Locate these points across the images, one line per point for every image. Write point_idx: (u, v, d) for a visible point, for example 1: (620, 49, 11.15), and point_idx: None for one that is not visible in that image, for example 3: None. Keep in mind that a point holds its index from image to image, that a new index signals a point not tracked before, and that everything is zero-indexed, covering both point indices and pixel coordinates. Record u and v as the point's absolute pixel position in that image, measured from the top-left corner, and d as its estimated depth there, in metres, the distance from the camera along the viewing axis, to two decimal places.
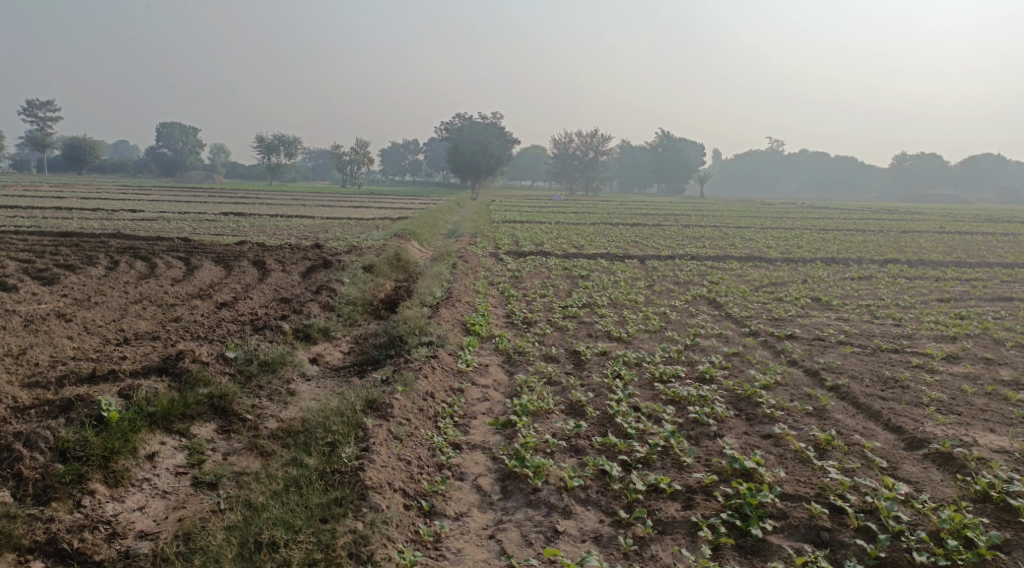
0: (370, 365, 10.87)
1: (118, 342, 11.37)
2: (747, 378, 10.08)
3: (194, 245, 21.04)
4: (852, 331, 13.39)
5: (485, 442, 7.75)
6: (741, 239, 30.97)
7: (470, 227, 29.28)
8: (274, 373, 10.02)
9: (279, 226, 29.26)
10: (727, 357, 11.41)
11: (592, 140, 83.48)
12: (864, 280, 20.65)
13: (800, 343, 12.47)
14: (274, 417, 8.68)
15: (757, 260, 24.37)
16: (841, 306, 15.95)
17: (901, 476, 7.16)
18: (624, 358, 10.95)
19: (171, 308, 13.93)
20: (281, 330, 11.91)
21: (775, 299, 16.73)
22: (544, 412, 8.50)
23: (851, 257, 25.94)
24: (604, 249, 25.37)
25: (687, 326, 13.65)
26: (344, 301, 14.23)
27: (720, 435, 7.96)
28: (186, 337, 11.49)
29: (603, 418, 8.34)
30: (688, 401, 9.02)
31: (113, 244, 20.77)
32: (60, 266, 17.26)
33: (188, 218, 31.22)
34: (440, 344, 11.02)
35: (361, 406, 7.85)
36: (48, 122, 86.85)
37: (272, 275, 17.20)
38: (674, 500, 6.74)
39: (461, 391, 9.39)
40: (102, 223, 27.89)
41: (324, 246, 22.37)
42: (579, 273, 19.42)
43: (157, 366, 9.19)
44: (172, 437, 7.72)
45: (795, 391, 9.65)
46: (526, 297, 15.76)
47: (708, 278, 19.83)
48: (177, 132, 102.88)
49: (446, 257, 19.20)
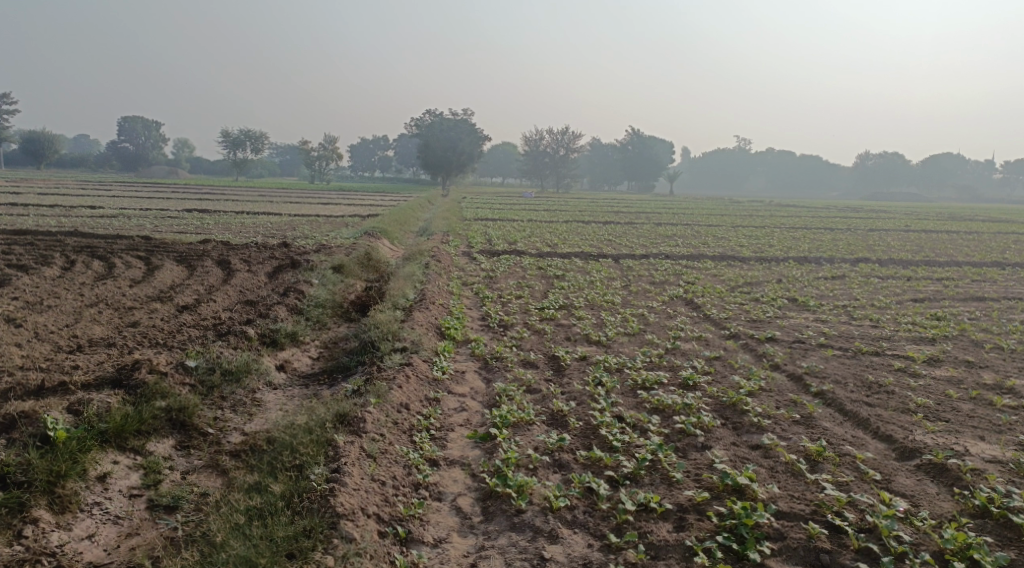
0: (340, 373, 10.39)
1: (71, 350, 10.77)
2: (731, 384, 9.77)
3: (155, 243, 20.34)
4: (832, 333, 13.16)
5: (463, 458, 7.34)
6: (713, 237, 30.83)
7: (441, 224, 28.79)
8: (237, 382, 9.52)
9: (245, 223, 28.55)
10: (709, 361, 11.11)
11: (563, 137, 83.33)
12: (838, 279, 20.57)
13: (781, 346, 12.22)
14: (237, 430, 8.20)
15: (731, 259, 24.24)
16: (819, 307, 15.74)
17: (897, 490, 6.88)
18: (604, 363, 10.59)
19: (129, 312, 13.31)
20: (246, 335, 11.39)
21: (753, 300, 16.51)
22: (524, 423, 8.11)
23: (823, 256, 25.88)
24: (578, 247, 25.09)
25: (666, 328, 13.36)
26: (313, 303, 13.71)
27: (708, 446, 7.63)
28: (144, 344, 10.93)
29: (586, 429, 7.97)
30: (673, 409, 8.68)
31: (71, 243, 19.99)
32: (13, 266, 16.51)
33: (150, 215, 30.37)
34: (413, 350, 10.57)
35: (331, 422, 7.41)
36: (6, 115, 84.47)
37: (237, 275, 16.60)
38: (665, 521, 6.40)
39: (437, 400, 8.96)
40: (60, 220, 26.96)
41: (292, 245, 21.77)
42: (553, 273, 19.06)
43: (112, 378, 8.65)
44: (126, 456, 7.23)
45: (780, 397, 9.35)
46: (500, 299, 15.35)
47: (683, 278, 19.57)
48: (140, 127, 100.96)
49: (417, 257, 18.71)
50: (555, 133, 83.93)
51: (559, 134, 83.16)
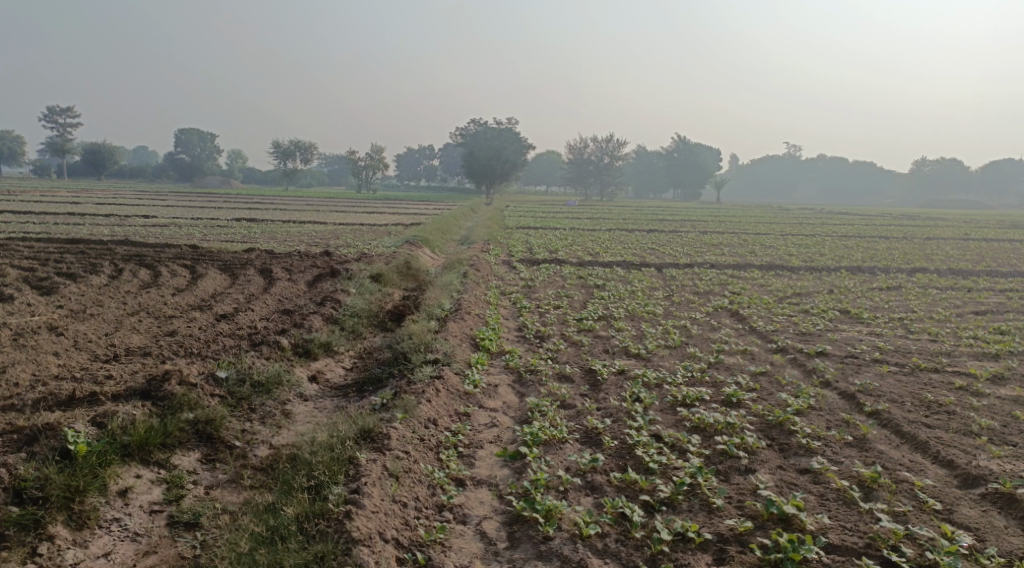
0: (372, 385, 10.17)
1: (107, 359, 10.72)
2: (778, 402, 9.29)
3: (201, 252, 20.48)
4: (886, 348, 12.56)
5: (490, 478, 7.03)
6: (761, 246, 30.08)
7: (483, 233, 28.57)
8: (268, 394, 9.34)
9: (290, 232, 28.70)
10: (755, 377, 10.62)
11: (608, 145, 82.69)
12: (893, 290, 19.80)
13: (832, 361, 11.68)
14: (264, 444, 8.01)
15: (780, 269, 23.56)
16: (872, 320, 15.10)
17: (959, 521, 6.40)
18: (643, 378, 10.18)
19: (169, 321, 13.30)
20: (279, 345, 11.26)
21: (802, 311, 15.92)
22: (557, 441, 7.76)
23: (877, 265, 25.01)
24: (621, 256, 24.67)
25: (710, 341, 12.88)
26: (349, 313, 13.54)
27: (753, 470, 7.20)
28: (178, 354, 10.84)
29: (622, 449, 7.60)
30: (714, 428, 8.25)
31: (119, 251, 20.23)
32: (60, 274, 16.70)
33: (199, 224, 30.74)
34: (446, 362, 10.31)
35: (357, 440, 7.17)
36: (69, 128, 87.03)
37: (277, 284, 16.55)
38: (704, 553, 6.01)
39: (467, 415, 8.67)
40: (112, 229, 27.42)
41: (333, 253, 21.75)
42: (594, 283, 18.67)
43: (140, 388, 8.52)
44: (149, 469, 7.08)
45: (831, 417, 8.86)
46: (539, 309, 15.03)
47: (729, 288, 19.02)
48: (195, 139, 103.34)
49: (457, 265, 18.50)
50: (601, 141, 83.31)
51: (604, 142, 82.71)
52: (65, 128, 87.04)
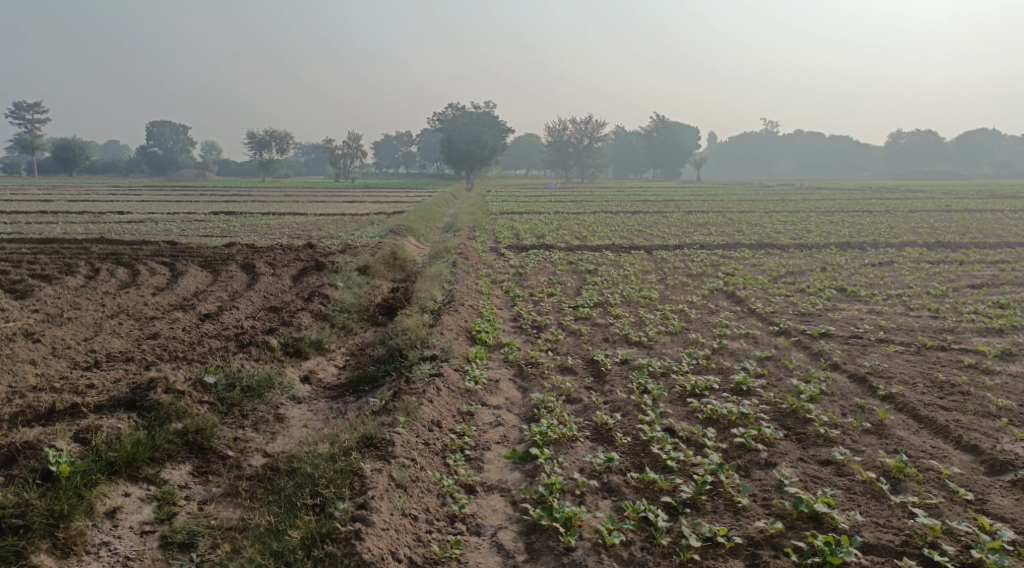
0: (367, 385, 9.78)
1: (88, 367, 10.26)
2: (789, 388, 8.99)
3: (180, 248, 19.89)
4: (889, 327, 12.31)
5: (501, 483, 6.71)
6: (746, 224, 29.84)
7: (467, 219, 28.09)
8: (259, 398, 8.93)
9: (270, 225, 28.11)
10: (762, 361, 10.34)
11: (587, 127, 82.17)
12: (885, 265, 19.61)
13: (837, 342, 11.42)
14: (259, 453, 7.63)
15: (769, 247, 23.32)
16: (870, 297, 14.86)
17: (995, 512, 6.17)
18: (648, 368, 9.85)
19: (151, 322, 12.81)
20: (268, 345, 10.85)
21: (798, 291, 15.66)
22: (567, 440, 7.42)
23: (865, 240, 24.84)
24: (608, 239, 24.35)
25: (711, 326, 12.58)
26: (338, 308, 13.12)
27: (773, 463, 6.91)
28: (163, 358, 10.39)
29: (635, 446, 7.29)
30: (728, 420, 7.94)
31: (96, 250, 19.62)
32: (36, 277, 16.12)
33: (177, 219, 30.05)
34: (443, 359, 9.93)
35: (360, 450, 6.83)
36: (38, 124, 85.25)
37: (261, 280, 16.07)
38: (735, 558, 5.74)
39: (471, 415, 8.32)
40: (87, 227, 26.71)
41: (317, 245, 21.23)
42: (585, 268, 18.31)
43: (125, 399, 8.09)
44: (138, 487, 6.71)
45: (844, 402, 8.58)
46: (532, 298, 14.67)
47: (722, 269, 18.74)
48: (167, 131, 101.76)
49: (445, 255, 18.08)
50: (580, 122, 82.77)
51: (582, 123, 82.28)
52: (34, 125, 85.30)
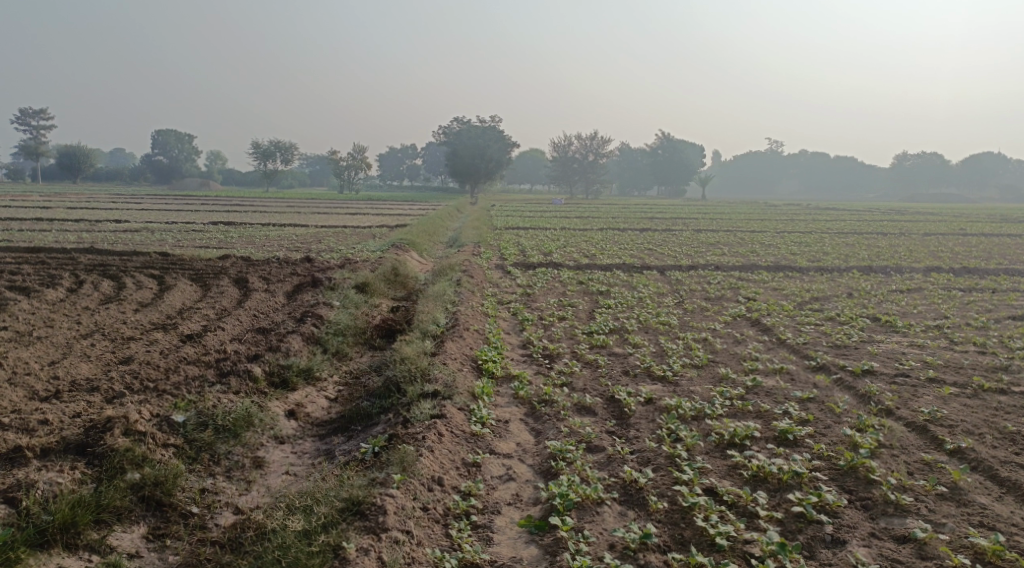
0: (360, 423, 8.62)
1: (48, 398, 9.15)
2: (842, 438, 7.80)
3: (172, 260, 18.77)
4: (936, 364, 11.13)
5: (516, 562, 5.84)
6: (760, 245, 28.67)
7: (472, 234, 26.99)
8: (235, 439, 7.76)
9: (269, 237, 26.97)
10: (803, 404, 9.15)
11: (592, 143, 81.14)
12: (915, 292, 18.44)
13: (883, 381, 10.24)
14: (228, 508, 6.75)
15: (789, 270, 22.17)
16: (908, 329, 13.67)
17: None
18: (677, 410, 8.67)
19: (126, 343, 11.68)
20: (251, 375, 9.70)
21: (828, 319, 14.50)
22: (592, 502, 6.36)
23: (888, 264, 23.65)
24: (619, 258, 23.22)
25: (739, 358, 11.43)
26: (332, 331, 11.97)
27: (842, 541, 6.01)
28: (132, 389, 9.26)
29: (673, 513, 6.29)
30: (779, 479, 6.80)
31: (83, 261, 18.54)
32: (12, 288, 15.00)
33: (174, 228, 29.01)
34: (446, 396, 8.74)
35: (350, 531, 5.90)
36: (43, 131, 84.57)
37: (252, 297, 14.93)
38: None
39: (477, 465, 7.16)
40: (79, 236, 25.62)
41: (316, 260, 20.10)
42: (596, 289, 17.17)
43: (77, 442, 6.99)
44: (76, 558, 5.94)
45: (908, 458, 7.44)
46: (542, 322, 13.53)
47: (742, 292, 17.62)
48: (173, 139, 101.03)
49: (449, 272, 16.91)
50: (585, 139, 81.72)
51: (588, 140, 81.38)
52: (39, 131, 84.66)
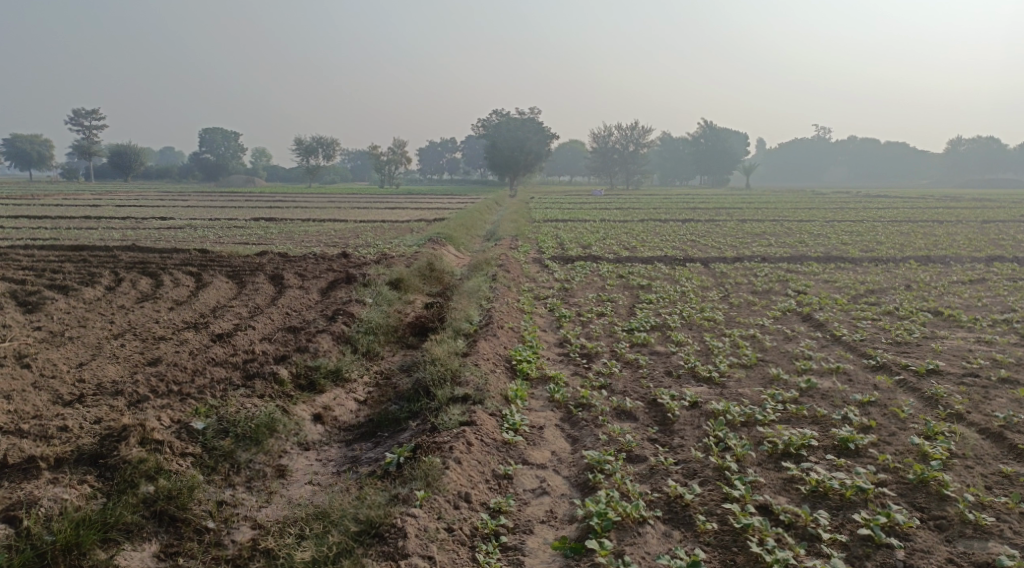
0: (388, 428, 8.18)
1: (72, 402, 8.88)
2: (909, 447, 7.12)
3: (211, 257, 18.59)
4: (1008, 362, 10.29)
5: None
6: (808, 235, 27.59)
7: (510, 228, 26.47)
8: (257, 446, 7.35)
9: (308, 232, 26.76)
10: (864, 407, 8.45)
11: (632, 133, 79.84)
12: (977, 283, 17.40)
13: (950, 382, 9.46)
14: (246, 523, 6.39)
15: (840, 261, 21.21)
16: (973, 324, 12.77)
17: None
18: (726, 416, 8.05)
19: (156, 343, 11.41)
20: (277, 377, 9.31)
21: (885, 313, 13.65)
22: (633, 522, 5.94)
23: (947, 254, 22.46)
24: (661, 250, 22.48)
25: (790, 357, 10.74)
26: (363, 329, 11.55)
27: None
28: (156, 393, 8.96)
29: (724, 535, 5.81)
30: (841, 496, 6.19)
31: (124, 258, 18.43)
32: (51, 287, 14.91)
33: (216, 225, 29.01)
34: (478, 400, 8.25)
35: (366, 556, 5.63)
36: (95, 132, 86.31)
37: (287, 294, 14.62)
38: None
39: (509, 478, 6.69)
40: (123, 233, 25.71)
41: (352, 255, 19.72)
42: (637, 283, 16.52)
43: (90, 454, 6.65)
44: None
45: (984, 469, 6.75)
46: (581, 318, 12.95)
47: (791, 285, 16.81)
48: (218, 137, 102.32)
49: (485, 267, 16.41)
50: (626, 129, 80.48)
51: (629, 130, 80.12)
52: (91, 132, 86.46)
